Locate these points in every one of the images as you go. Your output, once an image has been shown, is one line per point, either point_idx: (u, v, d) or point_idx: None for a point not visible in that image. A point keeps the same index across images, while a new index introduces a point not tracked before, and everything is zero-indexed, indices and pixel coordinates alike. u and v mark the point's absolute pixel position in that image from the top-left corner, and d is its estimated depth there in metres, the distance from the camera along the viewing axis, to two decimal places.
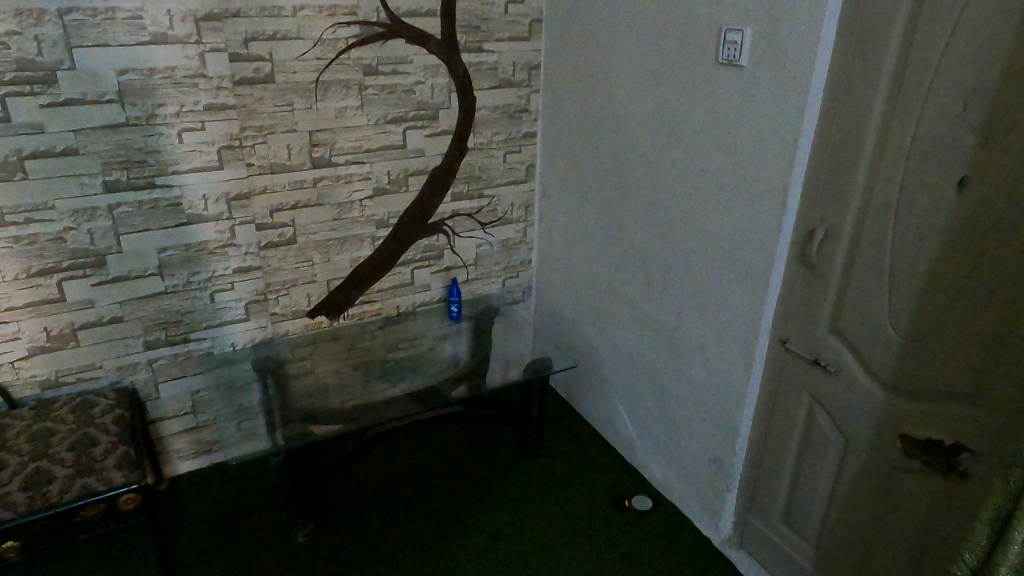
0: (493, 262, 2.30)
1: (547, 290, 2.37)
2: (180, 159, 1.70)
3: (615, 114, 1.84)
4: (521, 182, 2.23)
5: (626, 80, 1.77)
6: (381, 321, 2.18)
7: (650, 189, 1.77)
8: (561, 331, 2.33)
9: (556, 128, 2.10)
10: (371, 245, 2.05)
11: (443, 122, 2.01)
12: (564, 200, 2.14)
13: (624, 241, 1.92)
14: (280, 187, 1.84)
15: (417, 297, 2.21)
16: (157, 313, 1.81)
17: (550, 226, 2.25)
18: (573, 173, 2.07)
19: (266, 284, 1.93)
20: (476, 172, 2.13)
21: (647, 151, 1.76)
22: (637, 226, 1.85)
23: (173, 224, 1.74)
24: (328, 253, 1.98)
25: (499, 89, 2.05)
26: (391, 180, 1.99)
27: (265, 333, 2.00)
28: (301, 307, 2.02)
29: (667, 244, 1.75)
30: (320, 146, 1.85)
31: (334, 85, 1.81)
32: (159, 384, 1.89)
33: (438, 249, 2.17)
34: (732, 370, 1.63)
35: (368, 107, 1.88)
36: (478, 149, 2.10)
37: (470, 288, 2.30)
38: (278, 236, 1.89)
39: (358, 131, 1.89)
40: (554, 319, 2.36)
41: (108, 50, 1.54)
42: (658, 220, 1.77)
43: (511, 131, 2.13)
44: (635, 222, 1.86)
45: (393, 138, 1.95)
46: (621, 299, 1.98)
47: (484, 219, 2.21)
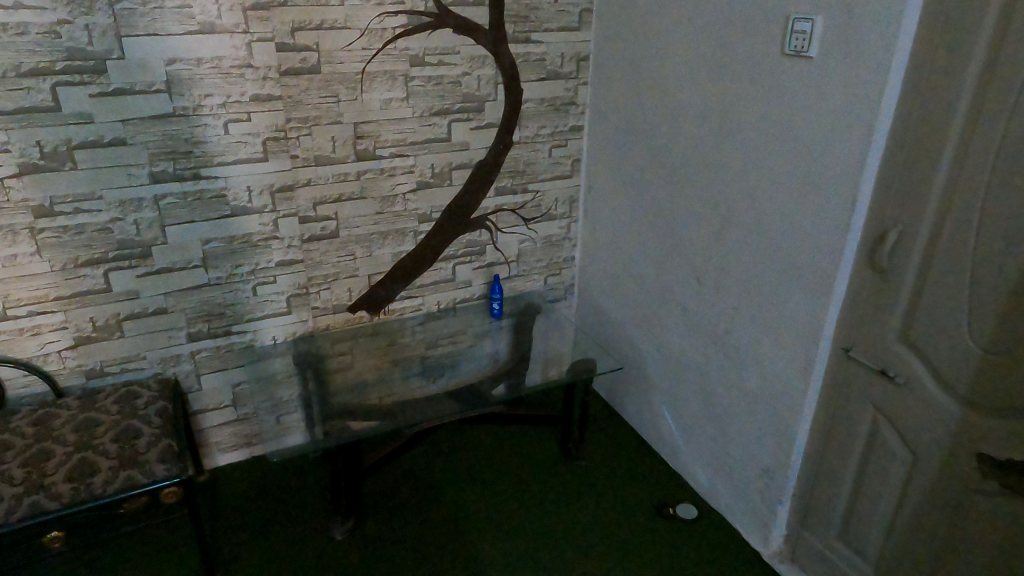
0: (536, 259, 2.25)
1: (590, 289, 2.31)
2: (226, 150, 1.68)
3: (669, 108, 1.77)
4: (567, 177, 2.17)
5: (682, 73, 1.69)
6: (422, 317, 2.14)
7: (704, 187, 1.70)
8: (605, 331, 2.27)
9: (604, 123, 2.04)
10: (413, 240, 2.01)
11: (489, 114, 1.96)
12: (611, 198, 2.08)
13: (675, 242, 1.85)
14: (323, 180, 1.82)
15: (458, 293, 2.17)
16: (200, 305, 1.80)
17: (596, 223, 2.19)
18: (621, 169, 2.01)
19: (308, 277, 1.91)
20: (521, 167, 2.08)
21: (703, 147, 1.68)
22: (689, 225, 1.78)
23: (218, 216, 1.73)
24: (370, 247, 1.96)
25: (546, 81, 2.00)
26: (434, 174, 1.96)
27: (306, 327, 1.98)
28: (342, 302, 1.99)
29: (721, 246, 1.68)
30: (365, 139, 1.82)
31: (380, 76, 1.78)
32: (201, 376, 1.88)
33: (481, 245, 2.13)
34: (789, 378, 1.55)
35: (414, 99, 1.84)
36: (523, 143, 2.05)
37: (512, 285, 2.25)
38: (321, 229, 1.87)
39: (404, 124, 1.86)
40: (597, 319, 2.30)
41: (157, 40, 1.53)
42: (712, 220, 1.69)
43: (558, 125, 2.08)
44: (687, 222, 1.78)
45: (438, 131, 1.91)
46: (670, 301, 1.91)
47: (528, 215, 2.16)
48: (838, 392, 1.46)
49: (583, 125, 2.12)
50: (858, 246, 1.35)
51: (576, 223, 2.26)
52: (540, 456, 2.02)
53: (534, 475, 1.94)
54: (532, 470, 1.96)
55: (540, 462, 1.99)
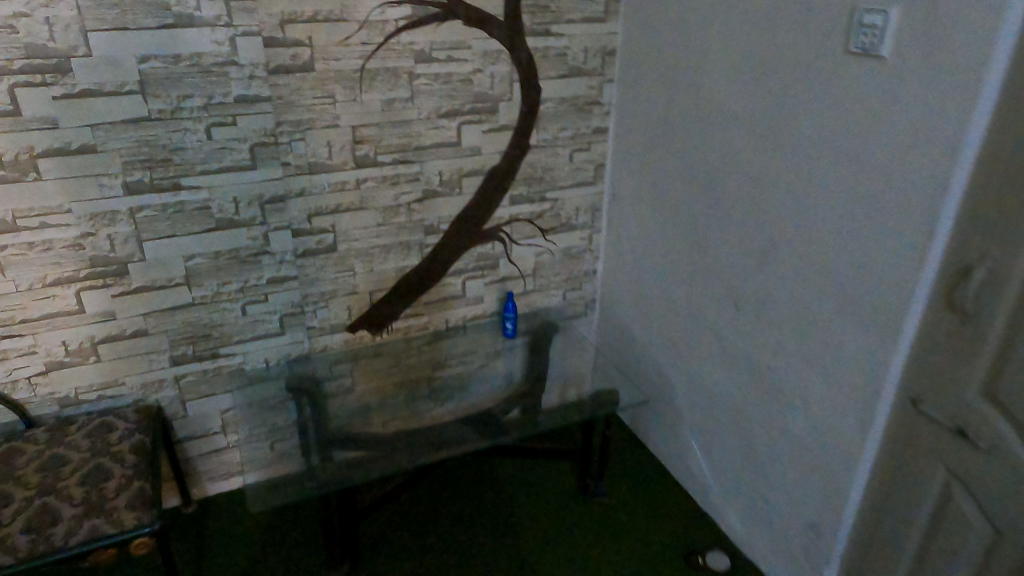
0: (554, 273, 2.06)
1: (613, 304, 2.11)
2: (209, 158, 1.51)
3: (708, 111, 1.56)
4: (589, 184, 1.97)
5: (725, 71, 1.49)
6: (429, 336, 1.97)
7: (747, 201, 1.49)
8: (629, 352, 2.07)
9: (633, 124, 1.83)
10: (419, 254, 1.84)
11: (504, 116, 1.77)
12: (639, 208, 1.88)
13: (710, 260, 1.64)
14: (319, 190, 1.64)
15: (469, 310, 1.99)
16: (184, 326, 1.64)
17: (621, 234, 1.99)
18: (651, 177, 1.81)
19: (303, 295, 1.74)
20: (539, 174, 1.89)
21: (746, 157, 1.47)
22: (728, 243, 1.57)
23: (201, 229, 1.56)
24: (371, 261, 1.78)
25: (568, 79, 1.80)
26: (442, 181, 1.77)
27: (302, 349, 1.81)
28: (340, 321, 1.82)
29: (765, 270, 1.48)
30: (364, 144, 1.64)
31: (382, 74, 1.59)
32: (187, 402, 1.73)
33: (494, 258, 1.94)
34: (842, 425, 1.35)
35: (420, 99, 1.66)
36: (542, 147, 1.85)
37: (527, 301, 2.07)
38: (317, 243, 1.70)
39: (408, 127, 1.67)
40: (620, 338, 2.11)
41: (128, 34, 1.35)
42: (755, 239, 1.49)
43: (580, 127, 1.88)
44: (725, 240, 1.58)
45: (446, 135, 1.72)
46: (703, 326, 1.71)
47: (546, 225, 1.96)
48: (900, 447, 1.26)
49: (608, 126, 1.91)
50: (933, 282, 1.14)
51: (599, 233, 2.06)
52: (557, 492, 1.84)
53: (550, 514, 1.77)
54: (548, 508, 1.79)
55: (556, 499, 1.82)
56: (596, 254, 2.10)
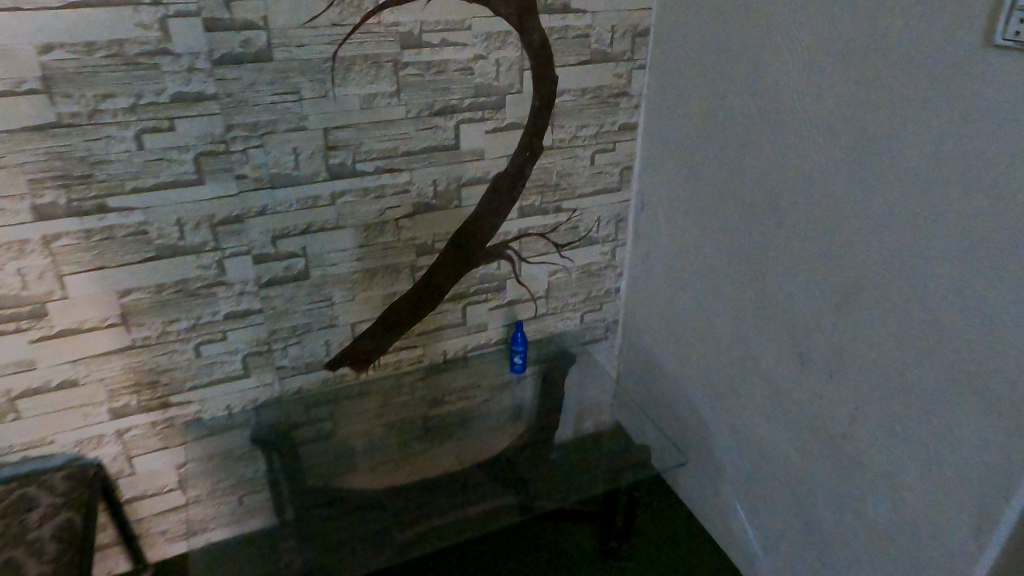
0: (569, 293, 1.76)
1: (639, 328, 1.81)
2: (143, 172, 1.20)
3: (765, 107, 1.23)
4: (612, 191, 1.65)
5: (792, 56, 1.15)
6: (424, 370, 1.68)
7: (812, 225, 1.17)
8: (656, 385, 1.78)
9: (669, 118, 1.51)
10: (410, 278, 1.53)
11: (512, 111, 1.45)
12: (673, 221, 1.57)
13: (762, 292, 1.33)
14: (284, 207, 1.34)
15: (471, 340, 1.69)
16: (124, 373, 1.35)
17: (652, 247, 1.68)
18: (690, 183, 1.48)
19: (270, 331, 1.45)
20: (553, 180, 1.57)
21: (816, 168, 1.15)
22: (784, 273, 1.26)
23: (138, 259, 1.27)
24: (353, 289, 1.48)
25: (590, 65, 1.47)
26: (437, 193, 1.46)
27: (272, 392, 1.52)
28: (317, 358, 1.53)
29: (833, 314, 1.16)
30: (340, 150, 1.33)
31: (359, 63, 1.27)
32: (134, 458, 1.45)
33: (499, 279, 1.64)
34: (942, 531, 1.03)
35: (408, 93, 1.33)
36: (557, 148, 1.54)
37: (539, 326, 1.77)
38: (285, 270, 1.40)
39: (394, 128, 1.35)
40: (646, 368, 1.81)
41: (23, 17, 1.04)
42: (822, 274, 1.17)
43: (604, 124, 1.55)
44: (782, 269, 1.26)
45: (441, 136, 1.40)
46: (751, 369, 1.41)
47: (560, 239, 1.66)
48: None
49: (638, 121, 1.59)
50: None
51: (622, 245, 1.75)
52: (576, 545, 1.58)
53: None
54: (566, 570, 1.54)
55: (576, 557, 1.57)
56: (618, 270, 1.79)
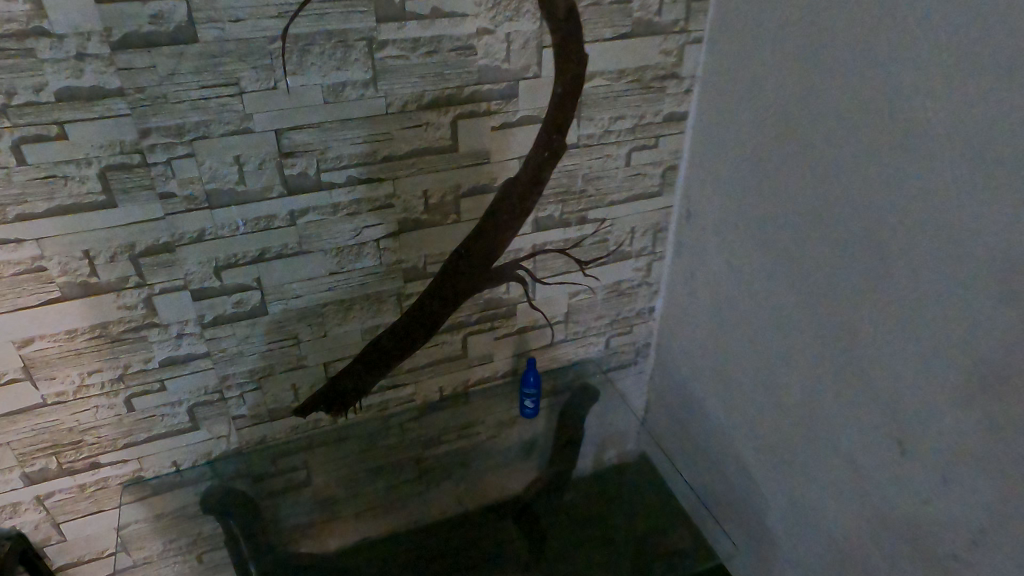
0: (593, 315, 1.46)
1: (676, 356, 1.50)
2: (31, 193, 0.91)
3: (858, 112, 0.85)
4: (650, 196, 1.33)
5: (906, 45, 0.77)
6: (416, 410, 1.40)
7: (922, 290, 0.82)
8: (693, 426, 1.49)
9: (726, 107, 1.15)
10: (397, 308, 1.24)
11: (528, 102, 1.11)
12: (724, 240, 1.23)
13: (837, 357, 0.99)
14: (229, 231, 1.03)
15: (473, 373, 1.41)
16: (37, 434, 1.09)
17: (697, 264, 1.34)
18: (747, 196, 1.13)
19: (223, 377, 1.17)
20: (577, 185, 1.25)
21: (931, 211, 0.78)
22: (871, 343, 0.92)
23: (38, 301, 0.99)
24: (325, 324, 1.19)
25: (629, 40, 1.12)
26: (429, 207, 1.15)
27: (230, 444, 1.26)
28: (284, 404, 1.25)
29: (954, 415, 0.81)
30: (299, 158, 1.01)
31: (319, 43, 0.94)
32: (63, 524, 1.20)
33: (509, 304, 1.34)
34: None
35: (388, 82, 1.01)
36: (583, 147, 1.21)
37: (556, 354, 1.48)
38: (235, 305, 1.10)
39: (371, 127, 1.03)
40: (682, 403, 1.52)
41: None
42: (930, 358, 0.83)
43: (645, 115, 1.21)
44: (868, 336, 0.92)
45: (433, 136, 1.08)
46: (814, 447, 1.09)
47: (584, 255, 1.35)
48: None
49: (688, 110, 1.24)
50: None
51: (659, 259, 1.44)
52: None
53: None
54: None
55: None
56: (654, 287, 1.48)
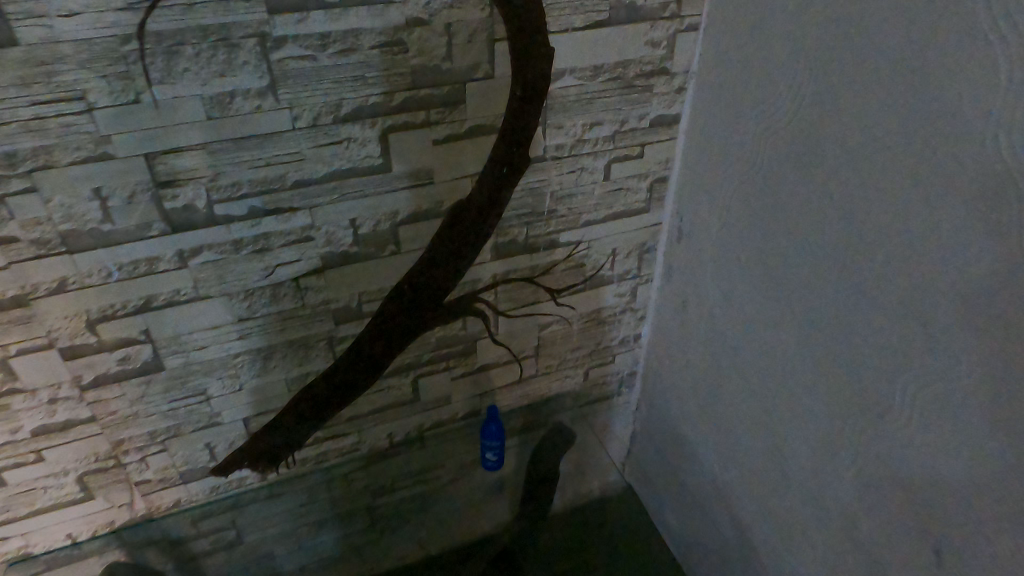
0: (568, 346, 1.25)
1: (664, 390, 1.31)
2: None
3: (917, 122, 0.64)
4: (635, 214, 1.11)
5: (995, 34, 0.56)
6: (363, 458, 1.21)
7: (995, 364, 0.61)
8: (684, 469, 1.30)
9: (729, 108, 0.92)
10: (329, 354, 1.03)
11: (478, 109, 0.88)
12: (722, 270, 1.02)
13: (870, 430, 0.78)
14: (99, 278, 0.82)
15: (428, 416, 1.21)
16: None
17: (690, 290, 1.13)
18: (755, 216, 0.91)
19: (116, 442, 0.97)
20: (545, 205, 1.03)
21: (1019, 262, 0.57)
22: (920, 420, 0.71)
23: None
24: (240, 376, 0.99)
25: (606, 29, 0.89)
26: (360, 237, 0.93)
27: (136, 511, 1.07)
28: (199, 465, 1.06)
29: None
30: (181, 187, 0.79)
31: (193, 42, 0.71)
32: None
33: (467, 340, 1.14)
34: None
35: (292, 90, 0.78)
36: (552, 160, 0.98)
37: (526, 389, 1.28)
38: (121, 362, 0.90)
39: (274, 147, 0.81)
40: (671, 442, 1.33)
41: None
42: (1002, 449, 0.62)
43: (627, 119, 0.99)
44: (914, 417, 0.72)
45: (358, 154, 0.86)
46: (833, 530, 0.89)
47: (556, 283, 1.14)
48: None
49: (679, 111, 1.02)
50: None
51: (646, 282, 1.23)
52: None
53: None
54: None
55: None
56: (640, 312, 1.27)
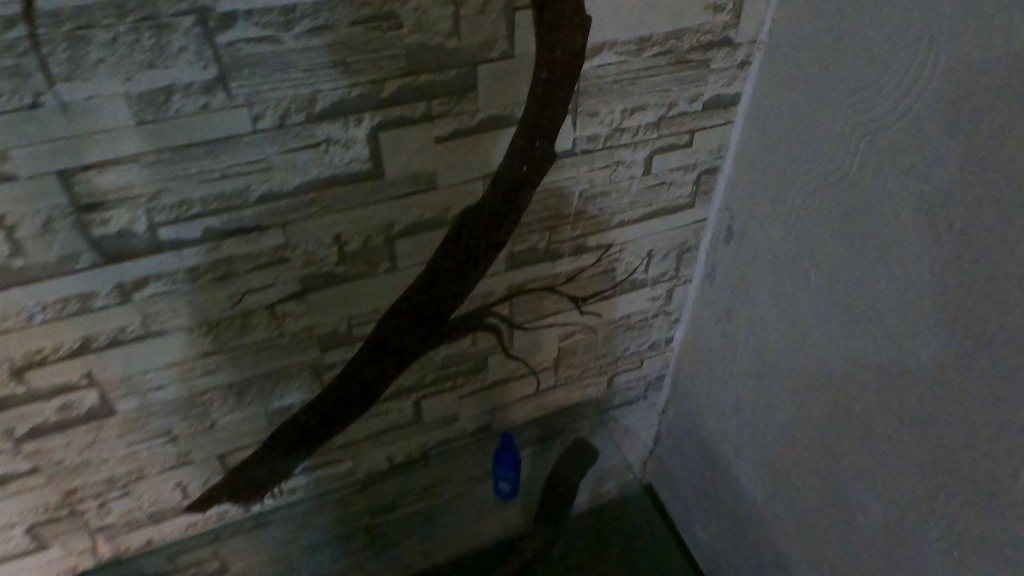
0: (592, 355, 1.10)
1: (697, 402, 1.16)
2: None
3: None
4: (676, 210, 0.93)
5: None
6: (359, 482, 1.07)
7: None
8: (715, 491, 1.15)
9: (809, 89, 0.73)
10: (314, 382, 0.87)
11: (493, 97, 0.70)
12: (782, 286, 0.84)
13: (988, 507, 0.61)
14: (19, 321, 0.66)
15: (432, 436, 1.07)
16: None
17: (737, 304, 0.96)
18: (837, 228, 0.72)
19: (67, 491, 0.83)
20: (570, 206, 0.85)
21: None
22: None
23: None
24: (210, 413, 0.84)
25: None
26: (347, 255, 0.76)
27: (101, 554, 0.94)
28: (169, 505, 0.92)
29: None
30: (111, 210, 0.62)
31: (106, 24, 0.52)
32: None
33: (476, 357, 0.98)
34: None
35: (248, 81, 0.59)
36: (581, 154, 0.80)
37: (543, 401, 1.13)
38: (61, 409, 0.74)
39: (230, 155, 0.63)
40: (700, 460, 1.18)
41: None
42: None
43: (675, 103, 0.80)
44: None
45: (339, 159, 0.67)
46: None
47: (580, 291, 0.97)
48: None
49: (739, 91, 0.83)
50: None
51: (683, 284, 1.06)
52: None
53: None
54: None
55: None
56: (674, 315, 1.11)
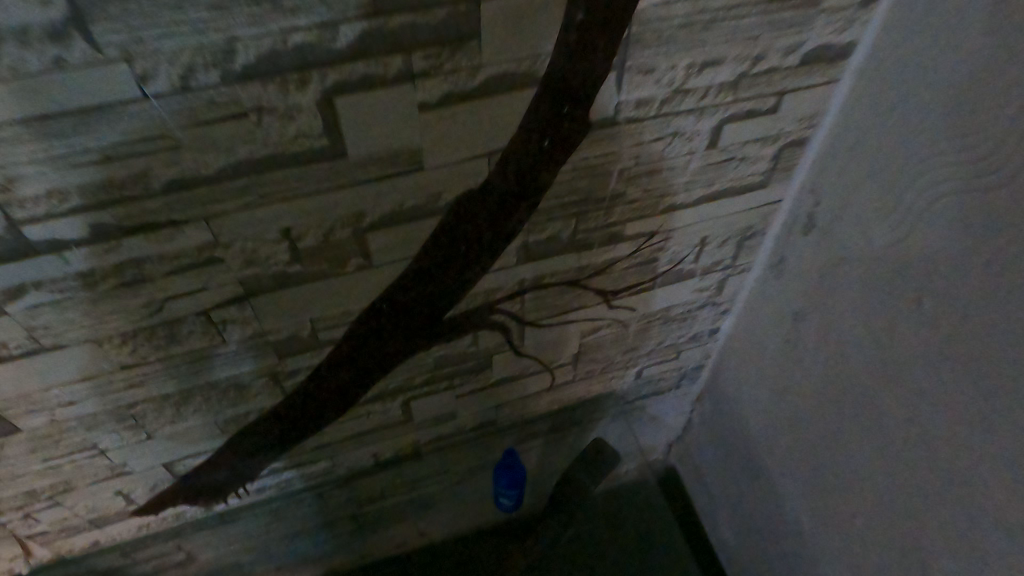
0: (620, 350, 0.91)
1: (746, 404, 0.98)
2: None
3: None
4: (743, 191, 0.72)
5: None
6: (341, 479, 0.93)
7: None
8: (766, 503, 0.98)
9: (976, 47, 0.49)
10: (275, 390, 0.71)
11: (504, 45, 0.48)
12: (895, 299, 0.63)
13: None
14: None
15: (425, 434, 0.91)
16: None
17: (818, 304, 0.75)
18: (1005, 247, 0.50)
19: None
20: (607, 190, 0.64)
21: None
22: None
23: None
24: (144, 425, 0.68)
25: None
26: (303, 252, 0.57)
27: (41, 556, 0.82)
28: (112, 512, 0.79)
29: None
30: None
31: None
32: None
33: (478, 356, 0.80)
34: None
35: (120, 22, 0.39)
36: (625, 124, 0.58)
37: (559, 396, 0.96)
38: None
39: (114, 130, 0.43)
40: (748, 465, 1.01)
41: None
42: None
43: (763, 56, 0.57)
44: None
45: (279, 134, 0.47)
46: None
47: (611, 284, 0.77)
48: None
49: (853, 39, 0.59)
50: None
51: (740, 273, 0.85)
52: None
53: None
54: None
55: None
56: (723, 306, 0.91)
